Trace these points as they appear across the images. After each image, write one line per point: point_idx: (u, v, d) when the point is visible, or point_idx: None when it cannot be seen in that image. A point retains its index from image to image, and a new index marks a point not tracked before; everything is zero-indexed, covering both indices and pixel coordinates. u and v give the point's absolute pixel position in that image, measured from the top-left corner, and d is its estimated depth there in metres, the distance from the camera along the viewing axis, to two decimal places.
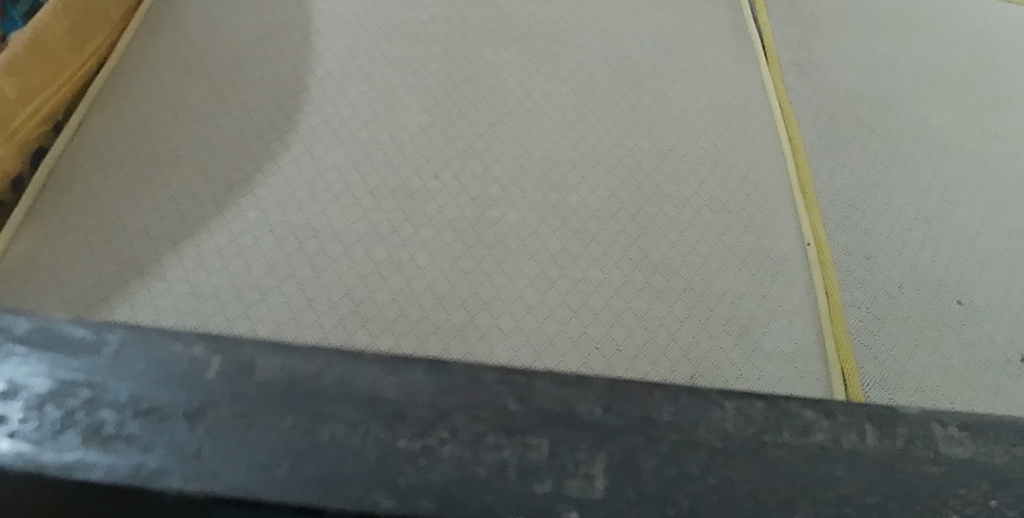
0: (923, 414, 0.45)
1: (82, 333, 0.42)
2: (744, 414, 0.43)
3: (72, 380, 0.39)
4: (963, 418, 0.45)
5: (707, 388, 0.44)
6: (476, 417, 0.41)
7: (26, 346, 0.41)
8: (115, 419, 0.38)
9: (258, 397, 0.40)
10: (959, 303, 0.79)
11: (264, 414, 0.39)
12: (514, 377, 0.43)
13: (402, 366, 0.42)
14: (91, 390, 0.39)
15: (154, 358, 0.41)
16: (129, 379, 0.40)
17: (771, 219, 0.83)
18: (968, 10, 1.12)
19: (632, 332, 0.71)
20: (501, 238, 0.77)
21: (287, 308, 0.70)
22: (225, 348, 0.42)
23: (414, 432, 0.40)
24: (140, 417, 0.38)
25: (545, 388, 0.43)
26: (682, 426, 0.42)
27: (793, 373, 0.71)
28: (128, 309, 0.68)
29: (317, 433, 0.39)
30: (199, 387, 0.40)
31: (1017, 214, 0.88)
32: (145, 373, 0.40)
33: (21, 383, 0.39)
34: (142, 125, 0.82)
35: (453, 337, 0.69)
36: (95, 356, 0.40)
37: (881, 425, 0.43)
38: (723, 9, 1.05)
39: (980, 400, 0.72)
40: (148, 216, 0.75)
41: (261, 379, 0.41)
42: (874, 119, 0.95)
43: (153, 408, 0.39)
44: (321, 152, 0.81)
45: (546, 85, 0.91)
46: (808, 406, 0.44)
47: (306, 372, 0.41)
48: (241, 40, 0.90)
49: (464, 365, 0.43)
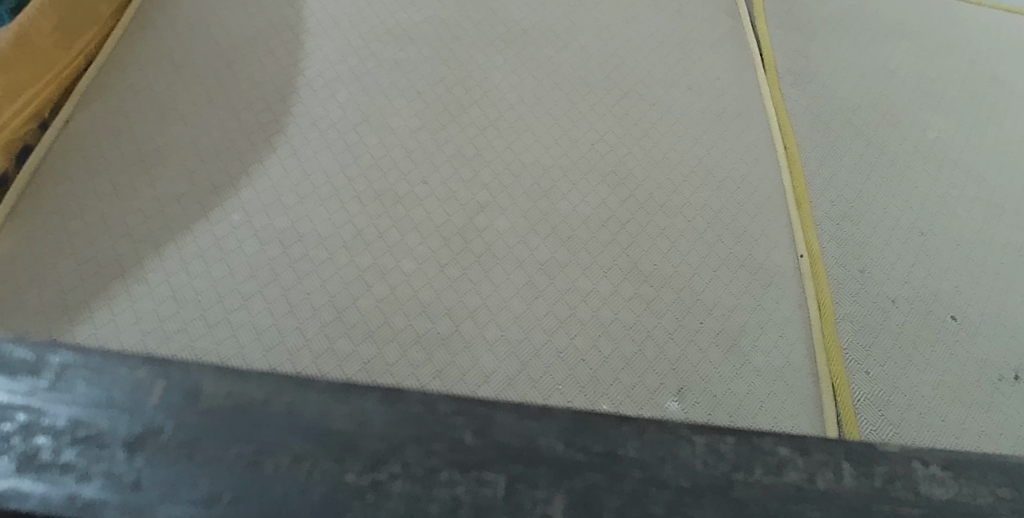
0: (904, 452, 0.46)
1: (22, 354, 0.44)
2: (714, 451, 0.44)
3: (10, 404, 0.42)
4: (945, 457, 0.46)
5: (677, 424, 0.46)
6: (431, 450, 0.42)
7: None
8: (50, 446, 0.40)
9: (197, 426, 0.42)
10: (953, 318, 0.78)
11: (205, 446, 0.41)
12: (471, 408, 0.44)
13: (354, 396, 0.44)
14: (28, 415, 0.41)
15: (98, 382, 0.43)
16: (68, 404, 0.42)
17: (763, 230, 0.82)
18: (968, 21, 1.11)
19: (619, 343, 0.70)
20: (488, 245, 0.75)
21: (268, 313, 0.68)
22: (169, 372, 0.44)
23: (364, 467, 0.42)
24: (75, 445, 0.41)
25: (505, 420, 0.44)
26: (646, 463, 0.43)
27: (782, 388, 0.70)
28: (108, 312, 0.67)
29: (260, 466, 0.41)
30: (139, 415, 0.42)
31: (1013, 229, 0.87)
32: (86, 398, 0.43)
33: None
34: (128, 125, 0.81)
35: (437, 346, 0.68)
36: (34, 379, 0.43)
37: (859, 464, 0.45)
38: (721, 15, 1.04)
39: (973, 418, 0.71)
40: (131, 218, 0.74)
41: (203, 407, 0.43)
42: (871, 130, 0.94)
43: (89, 436, 0.41)
44: (308, 155, 0.80)
45: (540, 90, 0.90)
46: (782, 444, 0.45)
47: (253, 401, 0.43)
48: (232, 39, 0.89)
49: (419, 395, 0.45)
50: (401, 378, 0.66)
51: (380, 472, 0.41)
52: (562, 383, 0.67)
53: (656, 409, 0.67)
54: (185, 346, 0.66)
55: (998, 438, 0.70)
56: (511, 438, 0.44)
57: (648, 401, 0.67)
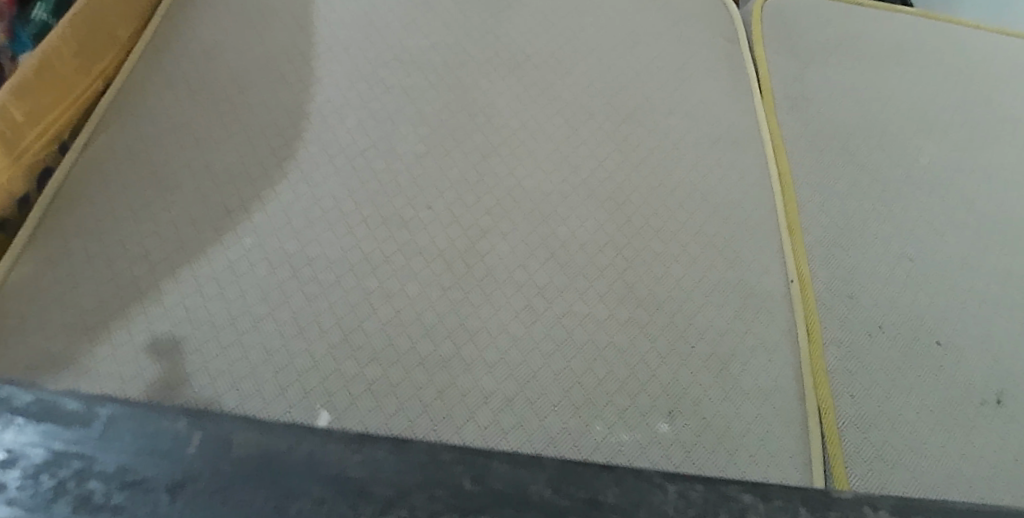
0: (857, 498, 0.46)
1: (74, 405, 0.43)
2: (684, 497, 0.44)
3: (65, 451, 0.41)
4: (895, 501, 0.46)
5: (652, 470, 0.46)
6: (433, 496, 0.42)
7: (24, 416, 0.42)
8: (103, 490, 0.40)
9: (235, 473, 0.42)
10: (938, 343, 0.80)
11: (239, 492, 0.41)
12: (470, 456, 0.44)
13: (368, 443, 0.44)
14: (82, 461, 0.41)
15: (144, 431, 0.43)
16: (118, 450, 0.41)
17: (755, 255, 0.84)
18: (965, 43, 1.12)
19: (613, 367, 0.73)
20: (489, 270, 0.78)
21: (279, 335, 0.72)
22: (207, 423, 0.43)
23: (374, 510, 0.42)
24: (127, 489, 0.40)
25: (499, 468, 0.44)
26: (626, 509, 0.44)
27: (769, 411, 0.73)
28: (125, 332, 0.71)
29: (285, 511, 0.41)
30: (183, 463, 0.42)
31: (999, 255, 0.89)
32: (134, 445, 0.42)
33: (19, 451, 0.40)
34: (145, 150, 0.84)
35: (439, 368, 0.71)
36: (87, 428, 0.42)
37: (814, 510, 0.45)
38: (720, 40, 1.06)
39: (954, 441, 0.73)
40: (147, 240, 0.77)
41: (237, 456, 0.42)
42: (864, 156, 0.96)
43: (138, 481, 0.41)
44: (318, 179, 0.83)
45: (541, 116, 0.93)
46: (746, 490, 0.46)
47: (280, 447, 0.43)
48: (245, 65, 0.93)
49: (424, 443, 0.45)
50: (405, 399, 0.69)
51: (389, 517, 0.41)
52: (557, 405, 0.70)
53: (647, 430, 0.70)
54: (199, 367, 0.69)
55: (977, 460, 0.73)
56: (505, 484, 0.43)
57: (640, 423, 0.70)
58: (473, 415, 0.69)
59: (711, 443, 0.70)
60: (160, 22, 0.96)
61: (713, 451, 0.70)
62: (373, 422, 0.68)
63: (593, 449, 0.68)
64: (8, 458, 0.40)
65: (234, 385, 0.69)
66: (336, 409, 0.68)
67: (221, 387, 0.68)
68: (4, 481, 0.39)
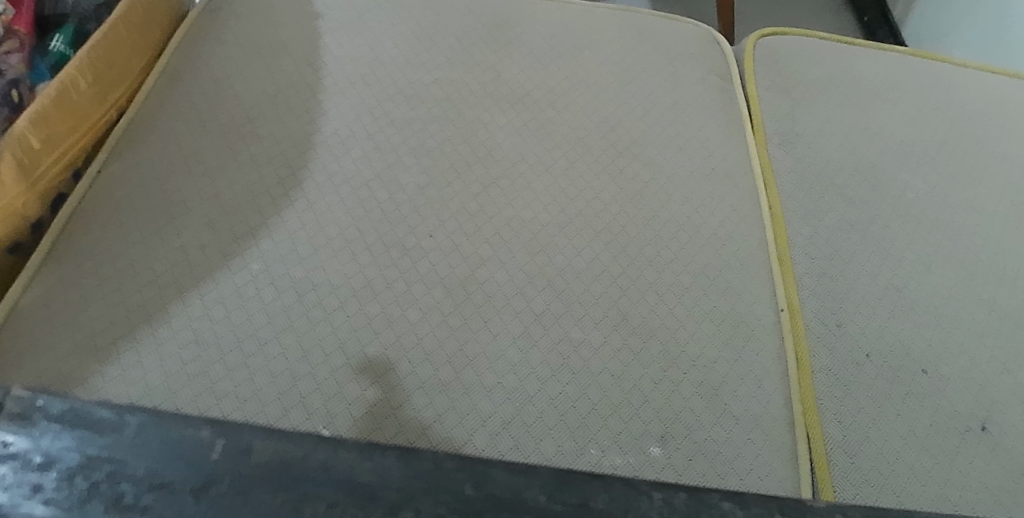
0: (830, 507, 0.49)
1: (105, 414, 0.47)
2: (668, 504, 0.47)
3: (98, 455, 0.45)
4: (865, 511, 0.49)
5: (638, 479, 0.49)
6: (437, 500, 0.46)
7: (59, 424, 0.46)
8: (132, 490, 0.44)
9: (252, 477, 0.45)
10: (924, 372, 0.82)
11: (258, 493, 0.45)
12: (471, 464, 0.47)
13: (377, 453, 0.47)
14: (113, 465, 0.45)
15: (167, 438, 0.46)
16: (145, 455, 0.45)
17: (746, 285, 0.87)
18: (954, 80, 1.13)
19: (607, 392, 0.75)
20: (488, 297, 0.81)
21: (283, 359, 0.74)
22: (227, 431, 0.47)
23: (383, 512, 0.45)
24: (153, 490, 0.44)
25: (498, 475, 0.47)
26: (614, 514, 0.47)
27: (759, 436, 0.75)
28: (134, 354, 0.73)
29: (301, 512, 0.44)
30: (203, 466, 0.45)
31: (986, 286, 0.90)
32: (158, 451, 0.46)
33: (57, 455, 0.45)
34: (156, 177, 0.87)
35: (437, 392, 0.73)
36: (117, 435, 0.46)
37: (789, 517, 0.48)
38: (714, 77, 1.09)
39: (939, 467, 0.75)
40: (157, 265, 0.80)
41: (255, 461, 0.46)
42: (853, 190, 0.98)
43: (163, 482, 0.45)
44: (323, 209, 0.86)
45: (540, 149, 0.96)
46: (725, 498, 0.48)
47: (294, 456, 0.46)
48: (255, 97, 0.96)
49: (430, 453, 0.48)
50: (404, 422, 0.71)
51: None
52: (553, 429, 0.72)
53: (640, 453, 0.72)
54: (205, 389, 0.71)
55: (963, 486, 0.74)
56: (504, 490, 0.46)
57: (633, 447, 0.72)
58: (471, 438, 0.71)
59: (702, 467, 0.72)
60: (172, 53, 0.99)
61: (704, 474, 0.72)
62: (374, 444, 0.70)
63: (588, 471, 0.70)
64: (46, 461, 0.44)
65: (240, 406, 0.71)
66: (338, 430, 0.70)
67: (227, 408, 0.71)
68: (43, 481, 0.44)
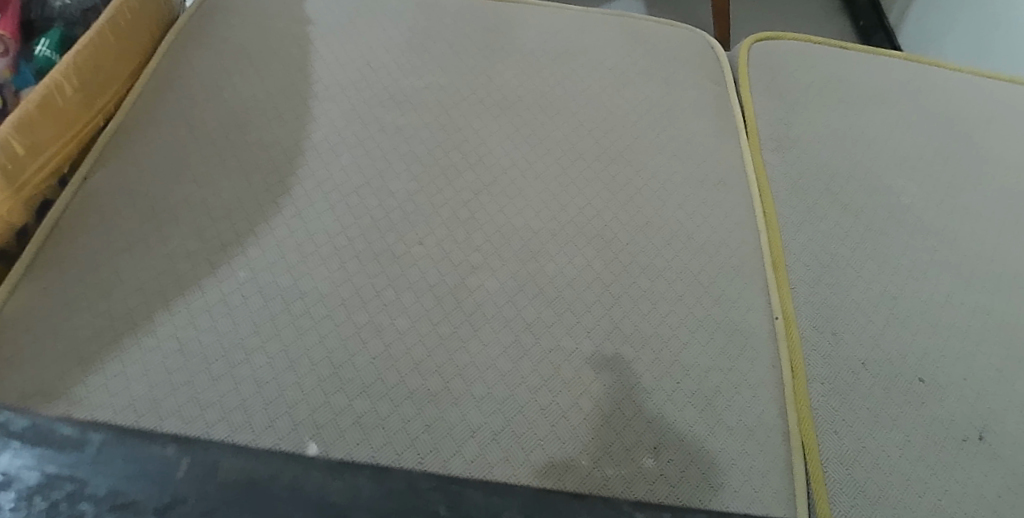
0: None
1: (69, 431, 0.48)
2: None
3: (58, 473, 0.46)
4: None
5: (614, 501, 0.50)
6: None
7: (19, 441, 0.47)
8: (92, 510, 0.45)
9: (219, 497, 0.47)
10: (921, 381, 0.81)
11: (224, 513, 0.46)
12: (446, 486, 0.49)
13: (348, 472, 0.49)
14: (73, 484, 0.46)
15: (130, 454, 0.48)
16: (107, 474, 0.47)
17: (740, 293, 0.86)
18: (949, 84, 1.12)
19: (599, 402, 0.74)
20: (479, 305, 0.80)
21: (269, 368, 0.73)
22: (193, 450, 0.49)
23: None
24: (115, 509, 0.45)
25: (473, 496, 0.49)
26: None
27: (753, 447, 0.74)
28: (118, 364, 0.72)
29: None
30: (169, 485, 0.47)
31: (983, 293, 0.89)
32: (121, 469, 0.47)
33: (15, 474, 0.46)
34: (143, 184, 0.86)
35: (426, 402, 0.72)
36: (78, 453, 0.47)
37: None
38: (708, 83, 1.08)
39: (936, 477, 0.74)
40: (143, 273, 0.78)
41: (222, 481, 0.48)
42: (849, 196, 0.97)
43: (127, 502, 0.46)
44: (312, 216, 0.85)
45: (532, 155, 0.95)
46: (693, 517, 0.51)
47: (261, 475, 0.48)
48: (244, 103, 0.95)
49: (403, 474, 0.49)
50: (392, 433, 0.70)
51: None
52: (544, 440, 0.71)
53: (633, 465, 0.71)
54: (190, 399, 0.70)
55: (960, 497, 0.73)
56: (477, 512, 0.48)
57: (625, 458, 0.71)
58: (460, 449, 0.70)
59: (695, 478, 0.71)
60: (161, 58, 0.98)
61: (698, 486, 0.71)
62: (361, 455, 0.68)
63: (579, 483, 0.69)
64: (3, 480, 0.45)
65: (225, 416, 0.70)
66: (324, 442, 0.69)
67: (212, 419, 0.69)
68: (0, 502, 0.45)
